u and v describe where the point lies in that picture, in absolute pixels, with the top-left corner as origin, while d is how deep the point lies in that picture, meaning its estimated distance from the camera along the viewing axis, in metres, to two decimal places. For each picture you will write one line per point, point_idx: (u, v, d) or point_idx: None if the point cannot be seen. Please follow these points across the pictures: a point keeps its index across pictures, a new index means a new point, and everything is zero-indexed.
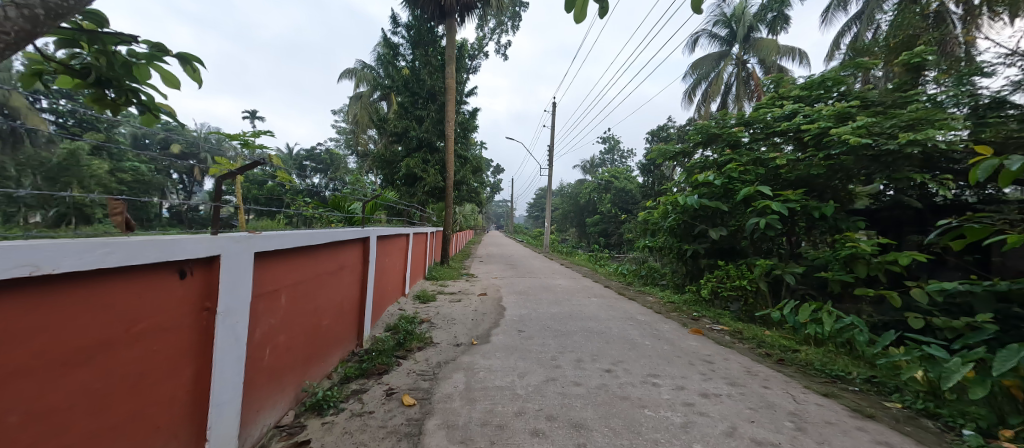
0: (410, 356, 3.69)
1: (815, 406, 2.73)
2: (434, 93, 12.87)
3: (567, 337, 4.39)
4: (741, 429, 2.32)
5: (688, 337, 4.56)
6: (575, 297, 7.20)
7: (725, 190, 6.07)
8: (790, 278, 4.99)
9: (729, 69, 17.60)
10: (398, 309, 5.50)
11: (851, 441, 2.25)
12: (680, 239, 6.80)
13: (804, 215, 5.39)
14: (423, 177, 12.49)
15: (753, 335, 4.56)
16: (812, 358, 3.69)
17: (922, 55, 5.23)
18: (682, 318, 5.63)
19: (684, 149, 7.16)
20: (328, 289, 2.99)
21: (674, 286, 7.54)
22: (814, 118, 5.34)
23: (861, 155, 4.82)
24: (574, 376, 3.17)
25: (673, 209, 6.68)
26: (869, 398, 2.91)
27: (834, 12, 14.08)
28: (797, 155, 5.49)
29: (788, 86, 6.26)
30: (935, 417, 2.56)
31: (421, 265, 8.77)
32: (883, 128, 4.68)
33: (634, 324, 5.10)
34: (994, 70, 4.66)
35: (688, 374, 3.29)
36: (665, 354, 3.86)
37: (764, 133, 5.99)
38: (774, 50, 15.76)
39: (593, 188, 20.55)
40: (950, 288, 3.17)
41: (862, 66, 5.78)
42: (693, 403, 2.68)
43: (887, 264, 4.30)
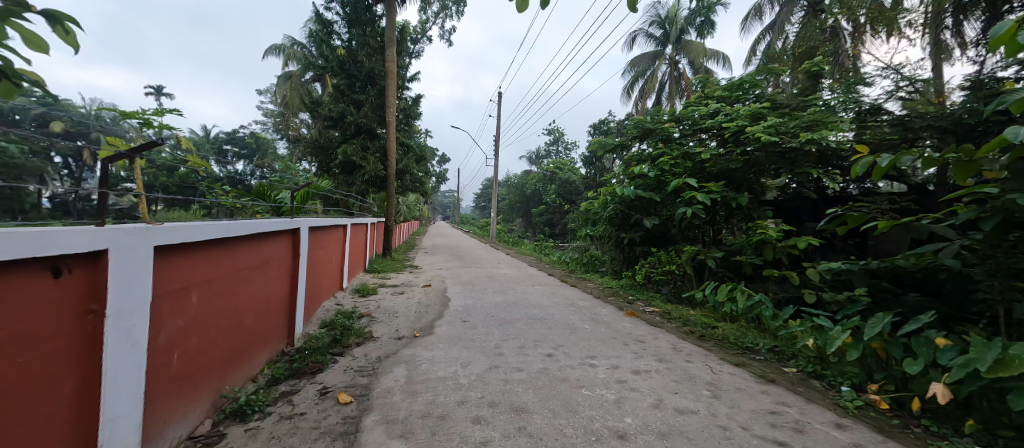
0: (347, 352, 3.52)
1: (728, 375, 3.06)
2: (373, 76, 12.19)
3: (511, 325, 4.47)
4: (667, 400, 2.52)
5: (623, 320, 4.86)
6: (520, 285, 7.33)
7: (657, 182, 6.49)
8: (711, 262, 5.49)
9: (664, 68, 18.67)
10: (335, 304, 5.22)
11: (755, 402, 2.56)
12: (618, 228, 7.19)
13: (724, 206, 5.93)
14: (362, 165, 11.85)
15: (679, 315, 4.97)
16: (727, 333, 4.11)
17: (820, 65, 5.96)
18: (618, 302, 5.97)
19: (621, 142, 7.55)
20: (251, 285, 2.76)
21: (613, 272, 7.96)
22: (733, 117, 5.90)
23: (771, 152, 5.40)
24: (516, 362, 3.24)
25: (611, 199, 7.03)
26: (772, 365, 3.32)
27: (751, 22, 15.47)
28: (719, 150, 6.02)
29: (712, 87, 6.81)
30: (821, 377, 2.98)
31: (361, 258, 8.38)
32: (788, 128, 5.27)
33: (575, 310, 5.33)
34: (873, 81, 5.45)
35: (622, 353, 3.51)
36: (602, 336, 4.08)
37: (692, 129, 6.49)
38: (701, 52, 16.98)
39: (538, 179, 20.89)
40: (836, 267, 3.67)
41: (773, 72, 6.48)
42: (626, 380, 2.87)
43: (788, 248, 4.89)
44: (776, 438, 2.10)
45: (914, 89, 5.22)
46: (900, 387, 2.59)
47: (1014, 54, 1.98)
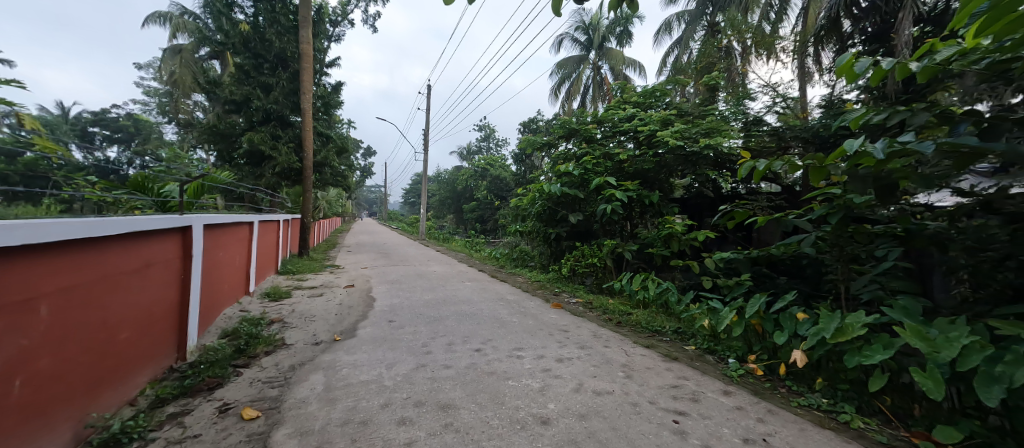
0: (254, 363, 3.18)
1: (639, 356, 3.36)
2: (285, 57, 11.07)
3: (440, 322, 4.41)
4: (587, 384, 2.70)
5: (549, 311, 5.08)
6: (449, 282, 7.25)
7: (581, 180, 6.85)
8: (628, 255, 5.96)
9: (588, 73, 19.68)
10: (239, 311, 4.68)
11: (660, 379, 2.86)
12: (546, 223, 7.47)
13: (638, 203, 6.45)
14: (272, 156, 10.73)
15: (599, 304, 5.33)
16: (640, 318, 4.51)
17: (716, 79, 6.78)
18: (546, 294, 6.22)
19: (549, 141, 7.89)
20: (127, 293, 2.36)
21: (541, 267, 8.24)
22: (646, 121, 6.44)
23: (677, 155, 6.00)
24: (443, 359, 3.20)
25: (540, 196, 7.26)
26: (676, 345, 3.72)
27: (662, 35, 16.98)
28: (635, 151, 6.53)
29: (629, 93, 7.36)
30: (714, 353, 3.42)
31: (272, 258, 7.62)
32: (690, 134, 5.91)
33: (504, 304, 5.42)
34: (756, 96, 6.35)
35: (547, 343, 3.66)
36: (529, 328, 4.21)
37: (611, 131, 6.95)
38: (621, 59, 18.20)
39: (469, 175, 20.79)
40: (727, 256, 4.21)
41: (680, 83, 7.20)
42: (550, 368, 3.00)
43: (691, 240, 5.50)
44: (677, 408, 2.37)
45: (786, 105, 6.17)
46: (771, 356, 3.07)
47: (853, 81, 2.43)
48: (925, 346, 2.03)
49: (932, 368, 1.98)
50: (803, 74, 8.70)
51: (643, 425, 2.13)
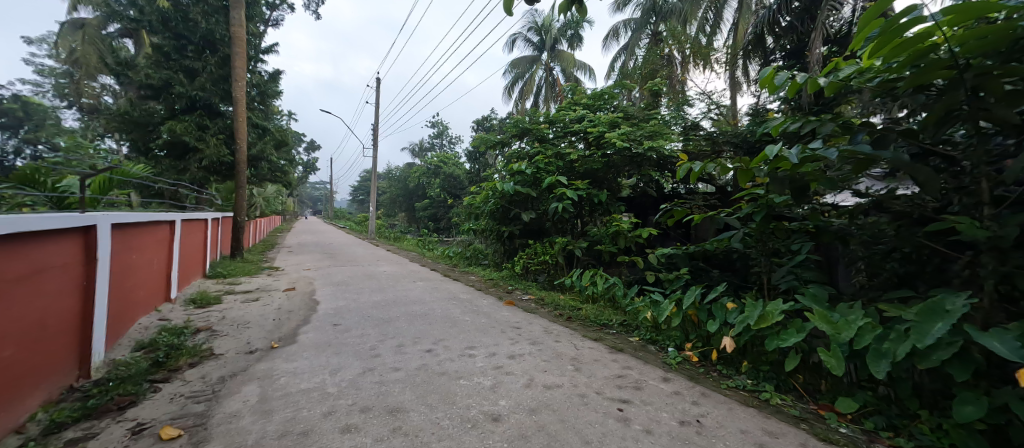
0: (176, 377, 2.87)
1: (588, 349, 3.49)
2: (213, 40, 10.08)
3: (389, 324, 4.26)
4: (537, 379, 2.75)
5: (502, 309, 5.10)
6: (400, 282, 7.03)
7: (534, 178, 6.93)
8: (578, 252, 6.15)
9: (540, 73, 19.98)
10: (159, 319, 4.21)
11: (606, 369, 2.98)
12: (499, 221, 7.49)
13: (588, 201, 6.66)
14: (199, 148, 9.75)
15: (551, 300, 5.45)
16: (589, 312, 4.68)
17: (659, 86, 7.18)
18: (499, 292, 6.24)
19: (502, 140, 7.97)
20: (9, 303, 2.01)
21: (495, 265, 8.26)
22: (595, 123, 6.68)
23: (624, 155, 6.28)
24: (392, 362, 3.11)
25: (493, 194, 7.27)
26: (622, 337, 3.90)
27: (610, 41, 17.66)
28: (585, 152, 6.73)
29: (580, 95, 7.57)
30: (655, 343, 3.63)
31: (199, 260, 6.94)
32: (635, 136, 6.21)
33: (457, 303, 5.36)
34: (694, 103, 6.82)
35: (500, 341, 3.68)
36: (482, 326, 4.21)
37: (563, 132, 7.13)
38: (571, 62, 18.66)
39: (421, 172, 20.29)
40: (667, 252, 4.48)
41: (626, 87, 7.52)
42: (502, 365, 3.02)
43: (636, 237, 5.78)
44: (622, 397, 2.49)
45: (719, 112, 6.66)
46: (705, 343, 3.32)
47: (773, 93, 2.69)
48: (829, 328, 2.30)
49: (835, 347, 2.25)
50: (735, 84, 9.47)
51: (590, 415, 2.21)
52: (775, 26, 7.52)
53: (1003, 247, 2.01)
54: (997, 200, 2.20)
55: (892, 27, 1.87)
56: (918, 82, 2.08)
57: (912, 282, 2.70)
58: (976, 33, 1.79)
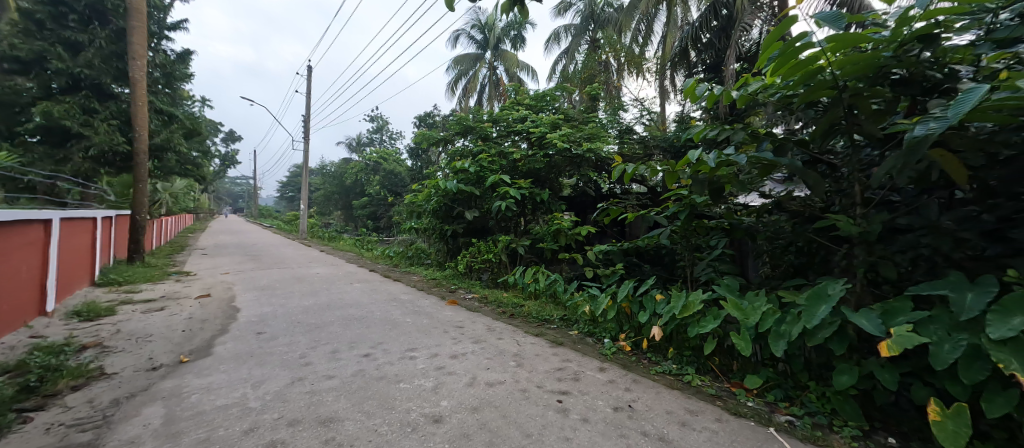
0: (53, 403, 2.44)
1: (529, 344, 3.56)
2: (104, 11, 8.72)
3: (322, 329, 4.00)
4: (479, 377, 2.75)
5: (445, 309, 5.02)
6: (335, 285, 6.63)
7: (477, 177, 6.90)
8: (521, 250, 6.23)
9: (484, 72, 19.95)
10: (30, 337, 3.55)
11: (547, 363, 3.07)
12: (442, 220, 7.36)
13: (530, 200, 6.78)
14: (86, 135, 8.38)
15: (494, 298, 5.47)
16: (531, 309, 4.77)
17: (597, 90, 7.53)
18: (441, 292, 6.12)
19: (445, 137, 7.87)
20: None
21: (437, 264, 8.10)
22: (537, 124, 6.83)
23: (565, 156, 6.50)
24: (325, 369, 2.92)
25: (435, 192, 7.12)
26: (562, 331, 4.03)
27: (552, 45, 18.13)
28: (528, 151, 6.84)
29: (522, 95, 7.69)
30: (593, 335, 3.82)
31: (86, 265, 5.97)
32: (575, 138, 6.45)
33: (397, 304, 5.19)
34: (629, 108, 7.26)
35: (442, 341, 3.63)
36: (423, 327, 4.11)
37: (506, 131, 7.20)
38: (514, 62, 18.83)
39: (358, 169, 19.27)
40: (604, 248, 4.70)
41: (566, 90, 7.78)
42: (444, 365, 2.98)
43: (576, 234, 6.00)
44: (561, 389, 2.58)
45: (650, 118, 7.16)
46: (637, 333, 3.55)
47: (695, 102, 2.94)
48: (740, 315, 2.57)
49: (744, 331, 2.52)
50: (664, 93, 10.23)
51: (531, 408, 2.26)
52: (696, 42, 8.45)
53: (871, 241, 2.39)
54: (866, 201, 2.61)
55: (790, 48, 2.15)
56: (809, 98, 2.41)
57: (804, 272, 3.10)
58: (850, 60, 2.11)
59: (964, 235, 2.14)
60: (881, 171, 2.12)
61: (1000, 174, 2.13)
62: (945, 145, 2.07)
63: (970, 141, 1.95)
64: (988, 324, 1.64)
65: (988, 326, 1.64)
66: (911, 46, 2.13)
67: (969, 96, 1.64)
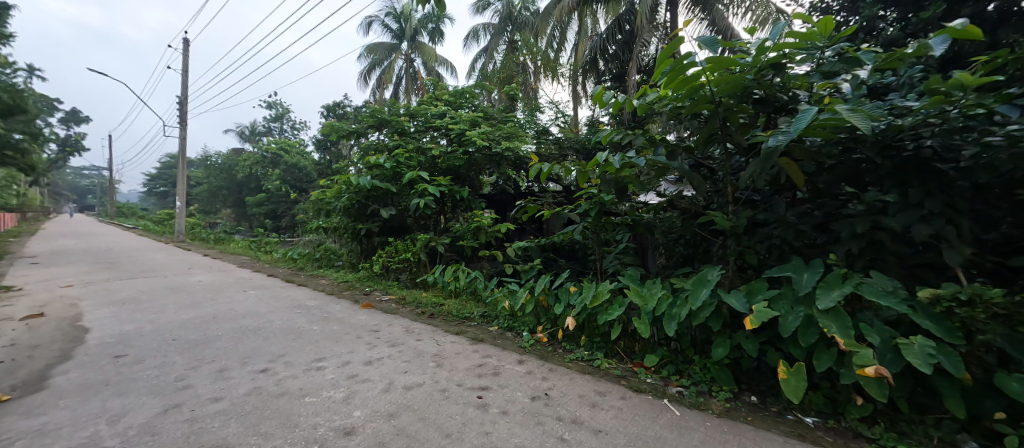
0: None
1: (449, 343, 3.52)
2: None
3: (206, 346, 3.48)
4: (396, 382, 2.65)
5: (358, 313, 4.72)
6: (224, 293, 5.80)
7: (393, 173, 6.59)
8: (441, 248, 6.11)
9: (400, 64, 19.14)
10: None
11: (467, 361, 3.07)
12: (354, 218, 6.88)
13: (450, 198, 6.68)
14: None
15: (412, 299, 5.28)
16: (451, 307, 4.72)
17: (515, 91, 7.71)
18: (354, 295, 5.73)
19: (357, 130, 7.38)
20: None
21: (349, 266, 7.55)
22: (457, 120, 6.76)
23: (485, 154, 6.53)
24: (210, 391, 2.55)
25: (346, 188, 6.63)
26: (482, 327, 4.07)
27: (471, 42, 18.10)
28: (447, 148, 6.72)
29: (441, 90, 7.54)
30: (512, 330, 3.92)
31: None
32: (494, 136, 6.52)
33: (302, 311, 4.73)
34: (545, 110, 7.58)
35: (354, 347, 3.41)
36: (333, 334, 3.81)
37: (424, 126, 6.99)
38: (433, 56, 18.36)
39: (254, 161, 17.09)
40: (523, 245, 4.83)
41: (486, 89, 7.83)
42: (356, 373, 2.80)
43: (496, 232, 6.07)
44: (481, 385, 2.60)
45: (565, 121, 7.56)
46: (553, 324, 3.72)
47: (602, 108, 3.18)
48: (640, 301, 2.86)
49: (644, 316, 2.81)
50: (577, 97, 10.87)
51: (450, 408, 2.25)
52: (604, 53, 9.17)
53: (739, 234, 2.83)
54: (736, 199, 3.08)
55: (678, 65, 2.45)
56: (693, 110, 2.76)
57: (691, 262, 3.56)
58: (723, 79, 2.47)
59: (802, 228, 2.66)
60: (747, 175, 2.51)
61: (826, 178, 2.68)
62: (790, 155, 2.54)
63: (807, 153, 2.41)
64: (818, 297, 2.07)
65: (819, 298, 2.06)
66: (766, 72, 2.57)
67: (803, 117, 2.04)
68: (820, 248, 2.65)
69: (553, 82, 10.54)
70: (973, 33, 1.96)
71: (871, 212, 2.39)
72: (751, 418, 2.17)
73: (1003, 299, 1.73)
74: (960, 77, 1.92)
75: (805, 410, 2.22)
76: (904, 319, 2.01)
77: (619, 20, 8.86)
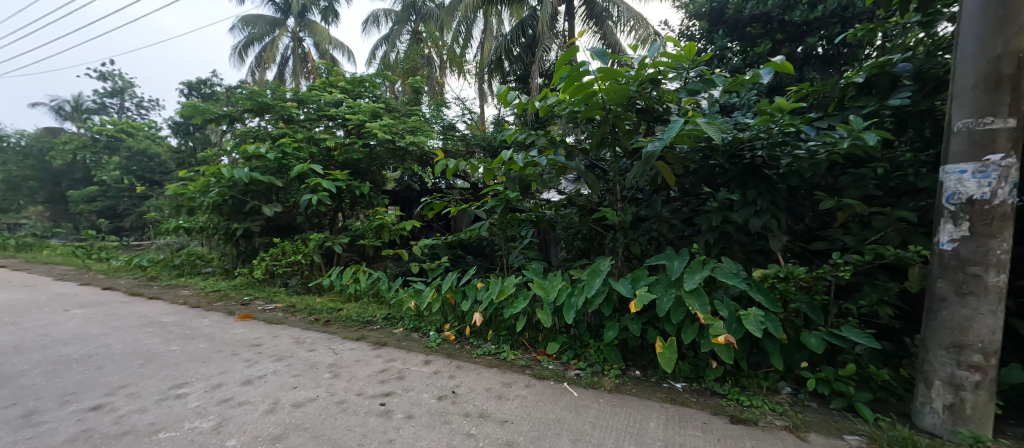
0: None
1: (348, 351, 3.28)
2: None
3: (5, 386, 2.66)
4: (283, 400, 2.38)
5: (234, 326, 4.09)
6: (35, 314, 4.51)
7: (278, 165, 5.85)
8: (338, 248, 5.62)
9: (286, 42, 17.03)
10: None
11: (368, 368, 2.89)
12: (228, 217, 5.94)
13: (348, 194, 6.17)
14: None
15: (304, 306, 4.76)
16: (351, 312, 4.38)
17: (420, 84, 7.45)
18: (228, 306, 4.94)
19: (231, 114, 6.37)
20: None
21: (221, 272, 6.49)
22: (355, 110, 6.27)
23: (387, 147, 6.18)
24: (11, 443, 1.96)
25: (215, 182, 5.67)
26: (386, 330, 3.87)
27: (371, 27, 16.95)
28: (344, 139, 6.20)
29: (336, 76, 6.92)
30: (418, 330, 3.81)
31: None
32: (397, 129, 6.21)
33: (156, 330, 3.93)
34: (451, 107, 7.48)
35: (229, 367, 2.95)
36: (200, 353, 3.25)
37: (316, 114, 6.35)
38: (327, 38, 16.71)
39: (80, 145, 13.55)
40: (430, 242, 4.70)
41: (388, 79, 7.40)
42: (231, 397, 2.44)
43: (400, 230, 5.80)
44: (384, 391, 2.48)
45: (471, 118, 7.58)
46: (460, 321, 3.71)
47: (506, 107, 3.26)
48: (543, 292, 3.03)
49: (546, 306, 2.99)
50: (483, 95, 10.96)
51: (349, 420, 2.10)
52: (509, 54, 9.41)
53: (625, 228, 3.18)
54: (623, 197, 3.44)
55: (574, 71, 2.65)
56: (587, 115, 3.00)
57: (587, 254, 3.88)
58: (612, 88, 2.73)
59: (674, 222, 3.10)
60: (632, 175, 2.82)
61: (691, 180, 3.17)
62: (664, 160, 2.93)
63: (676, 158, 2.81)
64: (685, 280, 2.44)
65: (686, 281, 2.43)
66: (646, 86, 2.91)
67: (673, 126, 2.37)
68: (687, 240, 3.12)
69: (459, 78, 10.45)
70: (786, 68, 2.49)
71: (722, 209, 2.89)
72: (635, 390, 2.47)
73: (806, 275, 2.26)
74: (779, 102, 2.43)
75: (676, 377, 2.60)
76: (744, 295, 2.48)
77: (522, 24, 9.19)
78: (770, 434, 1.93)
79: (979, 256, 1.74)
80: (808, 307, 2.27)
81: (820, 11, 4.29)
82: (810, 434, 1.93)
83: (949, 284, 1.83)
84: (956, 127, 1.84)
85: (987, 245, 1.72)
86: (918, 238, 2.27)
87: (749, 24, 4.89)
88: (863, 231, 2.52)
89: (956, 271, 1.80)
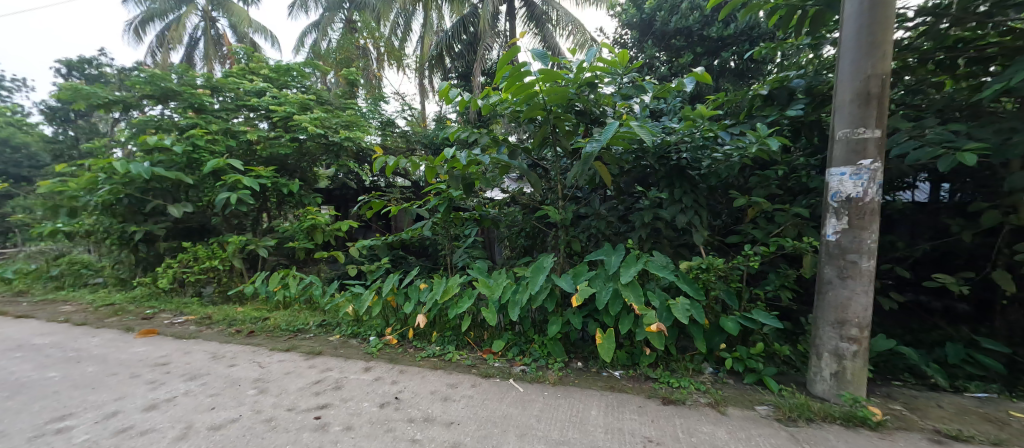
0: None
1: (276, 363, 3.04)
2: None
3: None
4: (198, 424, 2.14)
5: (134, 344, 3.59)
6: None
7: (188, 160, 5.22)
8: (264, 252, 5.16)
9: (196, 22, 15.24)
10: None
11: (300, 380, 2.70)
12: (122, 219, 5.16)
13: (273, 192, 5.66)
14: None
15: (222, 317, 4.30)
16: (279, 321, 4.05)
17: (355, 76, 7.08)
18: (126, 321, 4.32)
19: (125, 99, 5.55)
20: None
21: (115, 283, 5.64)
22: (281, 101, 5.78)
23: (319, 142, 5.79)
24: None
25: (106, 178, 4.92)
26: (320, 338, 3.65)
27: (298, 12, 15.74)
28: (268, 133, 5.71)
29: (258, 63, 6.34)
30: (357, 336, 3.65)
31: None
32: (331, 123, 5.80)
33: (26, 354, 3.31)
34: (390, 102, 7.21)
35: (127, 391, 2.58)
36: (89, 379, 2.81)
37: (234, 104, 5.78)
38: (246, 19, 15.21)
39: None
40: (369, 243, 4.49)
41: (319, 69, 6.94)
42: (130, 426, 2.14)
43: (335, 230, 5.46)
44: (318, 403, 2.34)
45: (411, 114, 7.38)
46: (402, 324, 3.59)
47: (448, 104, 3.21)
48: (488, 291, 3.03)
49: (491, 305, 2.99)
50: (423, 91, 10.70)
51: (279, 438, 1.95)
52: (450, 50, 9.29)
53: (567, 225, 3.29)
54: (564, 196, 3.56)
55: (516, 71, 2.68)
56: (528, 115, 3.05)
57: (531, 251, 3.97)
58: (552, 89, 2.80)
59: (611, 219, 3.29)
60: (571, 175, 2.93)
61: (626, 180, 3.37)
62: (601, 160, 3.08)
63: (612, 159, 2.97)
64: (621, 273, 2.59)
65: (622, 274, 2.59)
66: (583, 88, 3.02)
67: (609, 129, 2.50)
68: (622, 236, 3.31)
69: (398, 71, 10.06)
70: (706, 79, 2.73)
71: (653, 207, 3.11)
72: (577, 381, 2.58)
73: (723, 266, 2.52)
74: (700, 109, 2.67)
75: (614, 366, 2.76)
76: (672, 286, 2.70)
77: (463, 21, 9.09)
78: (696, 411, 2.12)
79: (855, 245, 2.07)
80: (725, 293, 2.53)
81: (732, 29, 4.79)
82: (728, 408, 2.15)
83: (833, 270, 2.14)
84: (838, 135, 2.14)
85: (861, 236, 2.05)
86: (810, 231, 2.63)
87: (674, 37, 5.31)
88: (768, 226, 2.86)
89: (839, 258, 2.12)
